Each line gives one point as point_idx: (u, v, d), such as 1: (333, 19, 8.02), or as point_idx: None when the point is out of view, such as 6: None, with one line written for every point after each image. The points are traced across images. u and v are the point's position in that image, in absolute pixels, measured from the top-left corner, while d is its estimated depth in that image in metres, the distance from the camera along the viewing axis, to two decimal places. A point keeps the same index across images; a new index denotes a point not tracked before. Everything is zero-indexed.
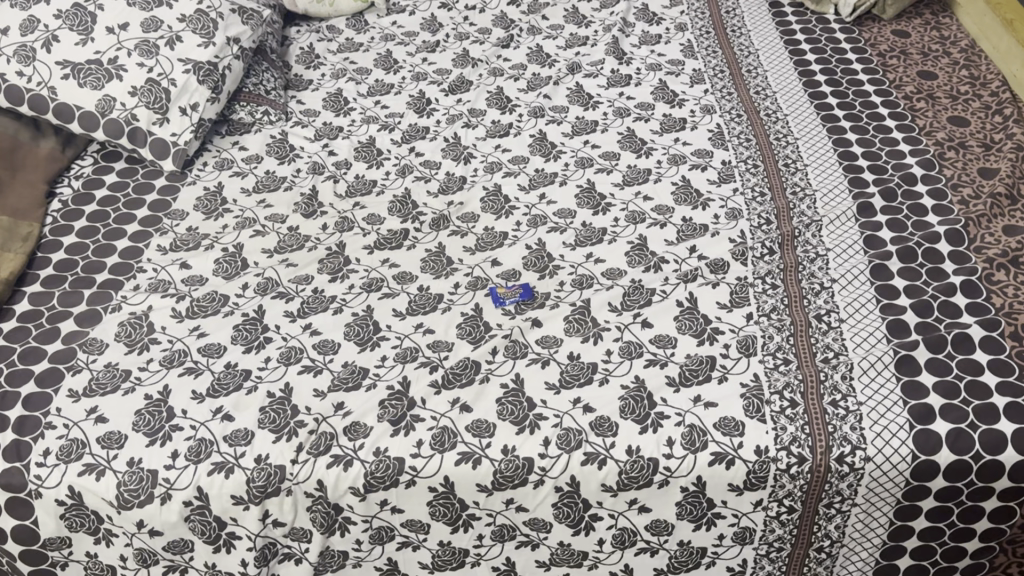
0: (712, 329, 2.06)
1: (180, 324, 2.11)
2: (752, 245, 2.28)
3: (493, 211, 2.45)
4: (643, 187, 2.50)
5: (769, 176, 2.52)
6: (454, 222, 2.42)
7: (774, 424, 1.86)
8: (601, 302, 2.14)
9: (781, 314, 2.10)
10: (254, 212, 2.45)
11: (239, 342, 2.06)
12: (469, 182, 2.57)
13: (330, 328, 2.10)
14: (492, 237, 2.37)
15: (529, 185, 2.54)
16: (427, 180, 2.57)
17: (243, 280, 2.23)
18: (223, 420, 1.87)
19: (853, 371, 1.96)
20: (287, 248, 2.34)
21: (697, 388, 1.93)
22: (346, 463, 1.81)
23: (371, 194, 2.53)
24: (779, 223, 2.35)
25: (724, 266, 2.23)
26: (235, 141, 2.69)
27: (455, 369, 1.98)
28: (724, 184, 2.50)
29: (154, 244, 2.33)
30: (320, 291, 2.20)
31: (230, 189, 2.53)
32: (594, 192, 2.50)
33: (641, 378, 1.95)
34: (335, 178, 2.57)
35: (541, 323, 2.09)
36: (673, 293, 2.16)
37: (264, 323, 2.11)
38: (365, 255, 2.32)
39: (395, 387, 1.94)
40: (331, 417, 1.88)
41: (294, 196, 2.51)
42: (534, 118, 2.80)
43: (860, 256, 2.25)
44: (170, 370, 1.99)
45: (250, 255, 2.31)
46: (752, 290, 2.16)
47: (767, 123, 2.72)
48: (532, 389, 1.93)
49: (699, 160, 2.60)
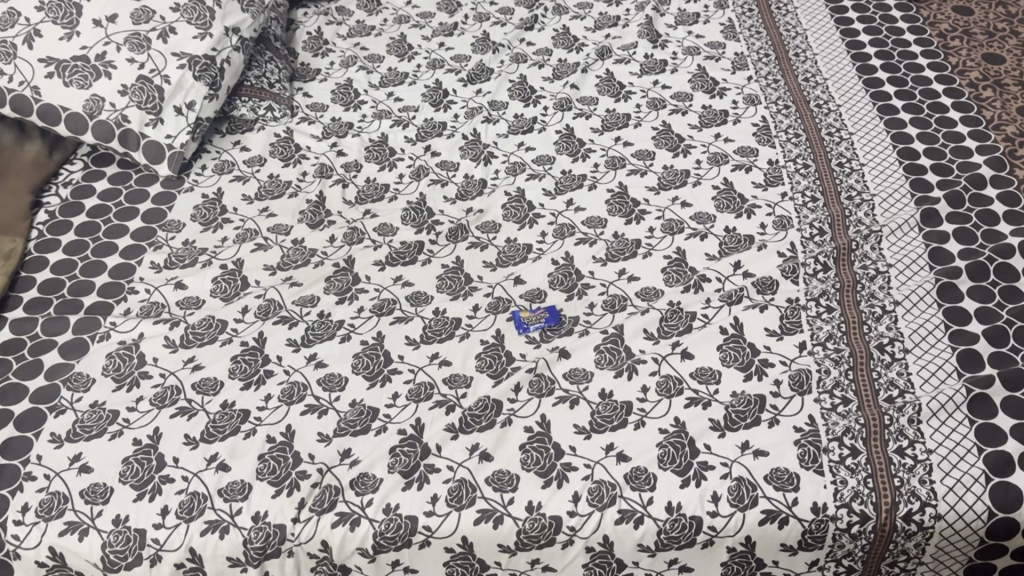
0: (760, 362, 1.85)
1: (173, 355, 1.93)
2: (804, 260, 2.06)
3: (516, 220, 2.24)
4: (680, 192, 2.28)
5: (821, 178, 2.28)
6: (472, 232, 2.21)
7: (833, 476, 1.66)
8: (636, 329, 1.93)
9: (838, 343, 1.88)
10: (256, 222, 2.25)
11: (237, 377, 1.87)
12: (490, 186, 2.35)
13: (336, 360, 1.90)
14: (515, 250, 2.16)
15: (555, 189, 2.32)
16: (444, 184, 2.37)
17: (242, 302, 2.04)
18: (218, 470, 1.70)
19: (921, 413, 1.74)
20: (292, 264, 2.14)
21: (745, 433, 1.72)
22: (353, 522, 1.62)
23: (382, 200, 2.33)
24: (833, 234, 2.12)
25: (773, 285, 2.01)
26: (236, 141, 2.49)
27: (474, 410, 1.78)
28: (771, 187, 2.27)
29: (147, 261, 2.15)
30: (326, 315, 2.01)
31: (230, 196, 2.33)
32: (626, 197, 2.27)
33: (681, 421, 1.75)
34: (344, 183, 2.38)
35: (569, 354, 1.89)
36: (716, 318, 1.95)
37: (265, 353, 1.93)
38: (376, 272, 2.12)
39: (407, 432, 1.74)
40: (336, 467, 1.69)
41: (299, 203, 2.31)
42: (560, 112, 2.57)
43: (924, 273, 2.02)
44: (162, 410, 1.82)
45: (251, 272, 2.12)
46: (805, 315, 1.94)
47: (818, 115, 2.48)
48: (560, 434, 1.73)
49: (744, 159, 2.36)
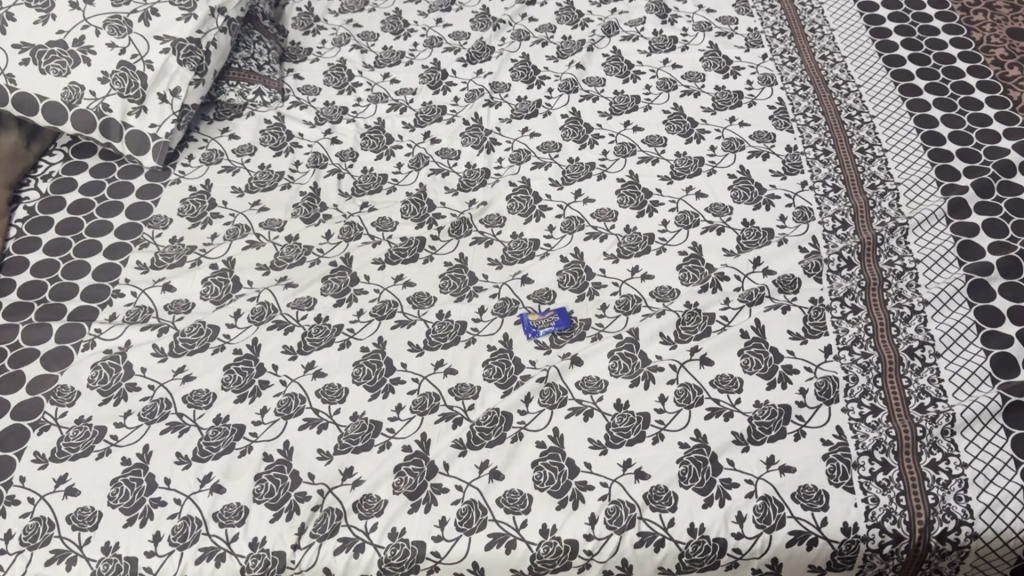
0: (784, 368, 1.75)
1: (162, 365, 1.82)
2: (827, 256, 1.96)
3: (522, 213, 2.13)
4: (694, 181, 2.17)
5: (843, 166, 2.17)
6: (476, 227, 2.10)
7: (864, 494, 1.57)
8: (652, 333, 1.82)
9: (865, 348, 1.79)
10: (247, 217, 2.14)
11: (230, 388, 1.77)
12: (493, 175, 2.24)
13: (336, 369, 1.80)
14: (521, 246, 2.05)
15: (562, 179, 2.20)
16: (445, 174, 2.25)
17: (234, 306, 1.93)
18: (212, 492, 1.60)
19: (955, 424, 1.65)
20: (286, 263, 2.03)
21: (770, 447, 1.63)
22: (357, 549, 1.53)
23: (380, 192, 2.21)
24: (857, 227, 2.02)
25: (795, 283, 1.91)
26: (224, 129, 2.36)
27: (483, 424, 1.68)
28: (790, 176, 2.16)
29: (132, 260, 2.04)
30: (324, 319, 1.90)
31: (219, 188, 2.21)
32: (637, 187, 2.16)
33: (702, 434, 1.65)
34: (339, 173, 2.26)
35: (581, 361, 1.78)
36: (736, 320, 1.84)
37: (260, 361, 1.82)
38: (375, 271, 2.01)
39: (413, 449, 1.64)
40: (338, 488, 1.60)
41: (292, 196, 2.19)
42: (565, 94, 2.45)
43: (953, 269, 1.92)
44: (152, 426, 1.72)
45: (244, 272, 2.01)
46: (830, 316, 1.84)
47: (837, 97, 2.36)
48: (575, 450, 1.64)
49: (760, 145, 2.25)
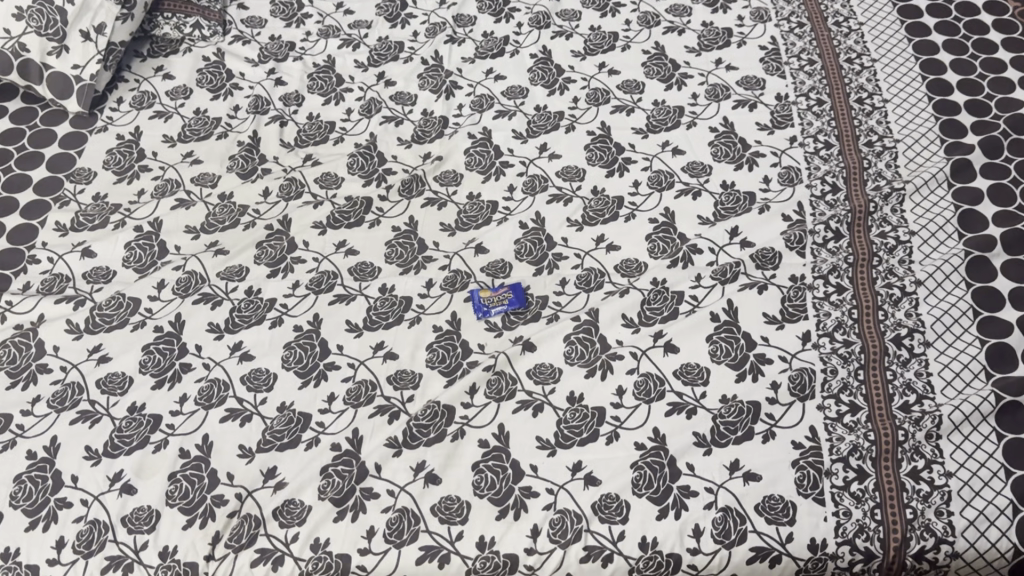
0: (756, 358, 1.59)
1: (76, 343, 1.66)
2: (813, 226, 1.77)
3: (480, 169, 1.93)
4: (672, 136, 1.96)
5: (837, 119, 1.96)
6: (429, 186, 1.92)
7: (836, 507, 1.43)
8: (613, 315, 1.66)
9: (848, 335, 1.61)
10: (178, 171, 1.95)
11: (148, 372, 1.62)
12: (452, 125, 2.03)
13: (265, 351, 1.64)
14: (477, 209, 1.86)
15: (527, 130, 2.00)
16: (399, 123, 2.04)
17: (158, 276, 1.76)
18: (122, 493, 1.46)
19: (941, 427, 1.49)
20: (218, 225, 1.85)
21: (735, 451, 1.47)
22: (276, 561, 1.40)
23: (326, 143, 2.01)
24: (848, 193, 1.82)
25: (775, 258, 1.72)
26: (158, 67, 2.14)
27: (421, 419, 1.53)
28: (778, 130, 1.95)
29: (50, 220, 1.86)
30: (255, 292, 1.74)
31: (150, 137, 2.02)
32: (609, 141, 1.96)
33: (662, 433, 1.50)
34: (282, 120, 2.05)
35: (533, 346, 1.62)
36: (706, 300, 1.67)
37: (182, 341, 1.66)
38: (315, 237, 1.83)
39: (342, 447, 1.50)
40: (258, 491, 1.46)
41: (228, 146, 2.00)
42: (536, 29, 2.21)
43: (952, 243, 1.73)
44: (61, 415, 1.57)
45: (171, 236, 1.83)
46: (812, 297, 1.67)
47: (836, 36, 2.12)
48: (520, 450, 1.49)
49: (747, 93, 2.03)
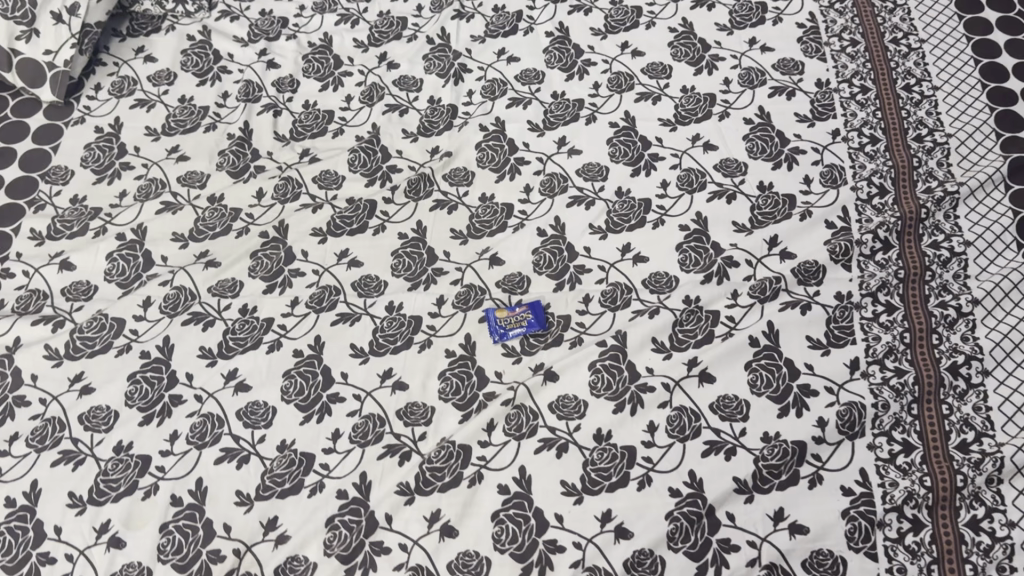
0: (800, 390, 1.45)
1: (57, 371, 1.53)
2: (859, 236, 1.62)
3: (494, 167, 1.77)
4: (702, 128, 1.79)
5: (883, 109, 1.79)
6: (437, 185, 1.75)
7: (890, 562, 1.31)
8: (643, 338, 1.51)
9: (900, 362, 1.48)
10: (163, 169, 1.79)
11: (135, 405, 1.48)
12: (461, 114, 1.86)
13: (262, 380, 1.50)
14: (491, 213, 1.70)
15: (544, 122, 1.83)
16: (403, 112, 1.87)
17: (144, 292, 1.62)
18: (110, 547, 1.34)
19: (1003, 471, 1.37)
20: (208, 231, 1.70)
21: (779, 498, 1.35)
22: None
23: (325, 135, 1.84)
24: (897, 196, 1.67)
25: (819, 272, 1.58)
26: (138, 48, 1.96)
27: (434, 461, 1.40)
28: (819, 123, 1.78)
29: (25, 228, 1.70)
30: (250, 311, 1.59)
31: (132, 129, 1.84)
32: (633, 135, 1.79)
33: (698, 477, 1.37)
34: (276, 109, 1.88)
35: (555, 376, 1.48)
36: (744, 322, 1.52)
37: (172, 368, 1.52)
38: (315, 246, 1.67)
39: (349, 494, 1.37)
40: (259, 546, 1.34)
41: (217, 139, 1.83)
42: (552, 3, 2.02)
43: (1011, 254, 1.58)
44: (41, 455, 1.44)
45: (157, 245, 1.68)
46: (860, 319, 1.52)
47: (881, 12, 1.93)
48: (544, 497, 1.36)
49: (785, 78, 1.86)
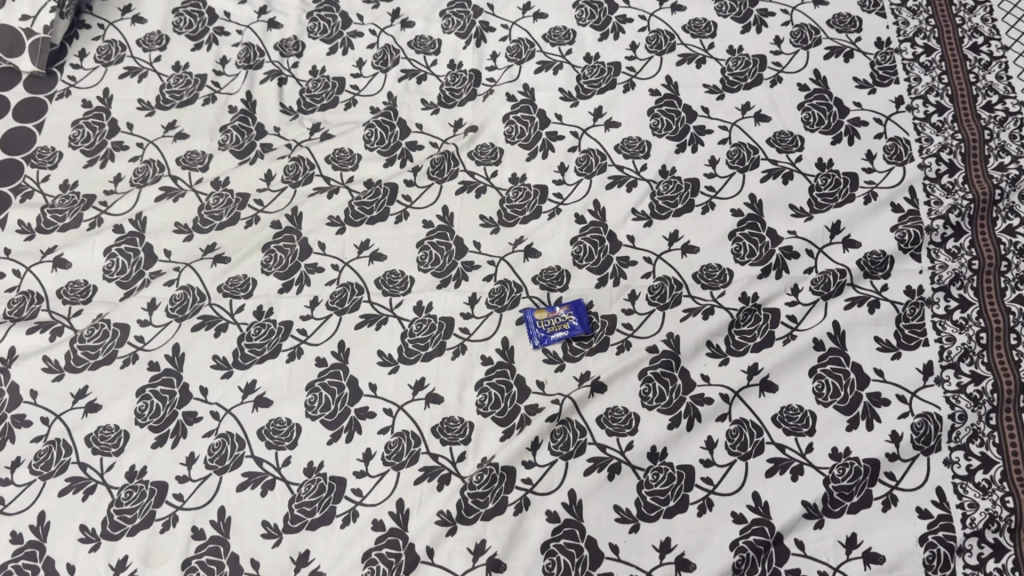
0: (870, 399, 1.34)
1: (58, 386, 1.40)
2: (928, 221, 1.48)
3: (524, 142, 1.61)
4: (753, 95, 1.63)
5: (950, 72, 1.62)
6: (463, 164, 1.60)
7: None
8: (697, 342, 1.39)
9: (976, 366, 1.35)
10: (161, 149, 1.62)
11: (146, 424, 1.36)
12: (485, 81, 1.69)
13: (283, 394, 1.38)
14: (523, 196, 1.56)
15: (577, 89, 1.67)
16: (421, 79, 1.70)
17: (148, 294, 1.48)
18: None
19: None
20: (214, 221, 1.55)
21: (851, 523, 1.25)
22: None
23: (336, 107, 1.68)
24: (967, 174, 1.52)
25: (886, 264, 1.45)
26: (125, 8, 1.77)
27: (476, 486, 1.29)
28: (880, 89, 1.63)
29: (13, 220, 1.55)
30: (265, 314, 1.45)
31: (123, 102, 1.67)
32: (677, 104, 1.63)
33: (764, 500, 1.27)
34: (280, 76, 1.71)
35: (603, 386, 1.36)
36: (807, 322, 1.40)
37: (184, 382, 1.40)
38: (332, 237, 1.53)
39: (386, 524, 1.27)
40: None
41: (218, 113, 1.66)
42: None
43: None
44: (47, 483, 1.32)
45: (159, 238, 1.53)
46: (931, 317, 1.40)
47: None
48: (597, 525, 1.26)
49: (841, 36, 1.69)
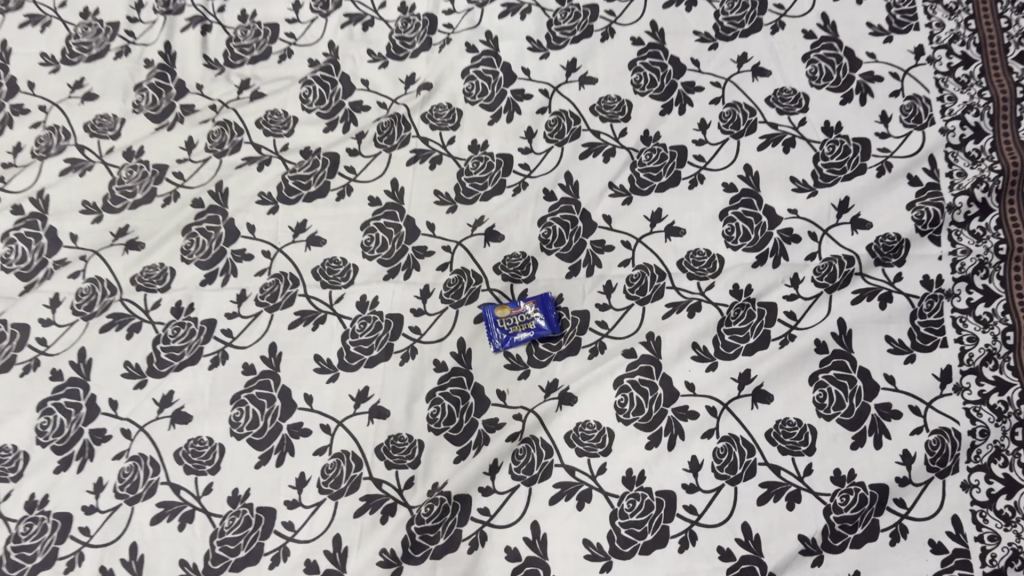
0: (879, 411, 1.17)
1: None
2: (949, 198, 1.27)
3: (486, 102, 1.39)
4: (751, 44, 1.40)
5: (980, 11, 1.34)
6: (415, 128, 1.38)
7: None
8: (681, 345, 1.21)
9: (1002, 374, 1.16)
10: (66, 113, 1.40)
11: (48, 444, 1.19)
12: (442, 28, 1.45)
13: (205, 408, 1.20)
14: (484, 167, 1.35)
15: (547, 39, 1.44)
16: (368, 24, 1.46)
17: (50, 287, 1.28)
18: None
19: None
20: (127, 199, 1.35)
21: (854, 559, 1.10)
22: None
23: (269, 59, 1.44)
24: (997, 138, 1.28)
25: (901, 249, 1.25)
26: None
27: (425, 519, 1.13)
28: (898, 36, 1.38)
29: None
30: (185, 311, 1.26)
31: (22, 56, 1.44)
32: (662, 55, 1.40)
33: (755, 533, 1.11)
34: (205, 22, 1.47)
35: (572, 397, 1.19)
36: (808, 319, 1.22)
37: (92, 393, 1.21)
38: (263, 217, 1.32)
39: (320, 565, 1.11)
40: None
41: (132, 69, 1.43)
42: None
43: None
44: None
45: (64, 219, 1.33)
46: (951, 313, 1.21)
47: None
48: (563, 563, 1.11)
49: None
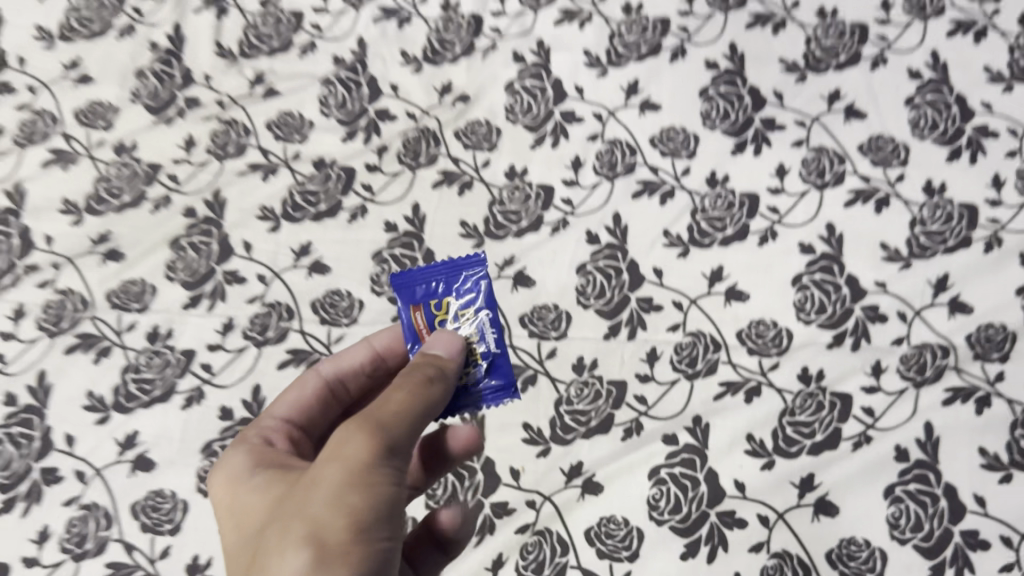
0: (962, 539, 0.96)
1: None
2: None
3: (528, 121, 1.20)
4: (846, 80, 1.19)
5: None
6: (446, 146, 1.19)
7: None
8: (732, 436, 1.02)
9: None
10: (59, 99, 1.22)
11: None
12: (489, 36, 1.25)
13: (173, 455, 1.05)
14: (520, 199, 1.16)
15: (614, 60, 1.22)
16: (404, 22, 1.26)
17: (19, 296, 1.11)
18: None
19: None
20: (116, 199, 1.17)
21: None
22: None
23: (288, 53, 1.25)
24: None
25: (1004, 341, 1.04)
26: None
27: None
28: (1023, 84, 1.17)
29: None
30: (162, 338, 1.10)
31: (20, 32, 1.25)
32: (738, 82, 1.20)
33: None
34: (222, 9, 1.27)
35: (596, 486, 1.01)
36: (890, 419, 1.02)
37: (49, 425, 1.05)
38: (263, 235, 1.15)
39: None
40: None
41: (135, 50, 1.25)
42: None
43: None
44: None
45: (45, 221, 1.16)
46: None
47: None
48: None
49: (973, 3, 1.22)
